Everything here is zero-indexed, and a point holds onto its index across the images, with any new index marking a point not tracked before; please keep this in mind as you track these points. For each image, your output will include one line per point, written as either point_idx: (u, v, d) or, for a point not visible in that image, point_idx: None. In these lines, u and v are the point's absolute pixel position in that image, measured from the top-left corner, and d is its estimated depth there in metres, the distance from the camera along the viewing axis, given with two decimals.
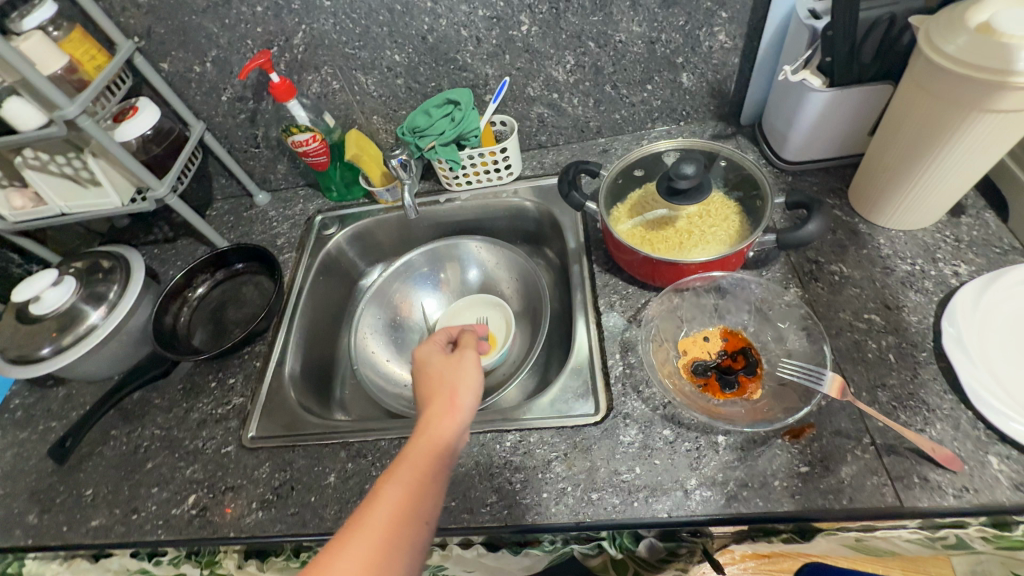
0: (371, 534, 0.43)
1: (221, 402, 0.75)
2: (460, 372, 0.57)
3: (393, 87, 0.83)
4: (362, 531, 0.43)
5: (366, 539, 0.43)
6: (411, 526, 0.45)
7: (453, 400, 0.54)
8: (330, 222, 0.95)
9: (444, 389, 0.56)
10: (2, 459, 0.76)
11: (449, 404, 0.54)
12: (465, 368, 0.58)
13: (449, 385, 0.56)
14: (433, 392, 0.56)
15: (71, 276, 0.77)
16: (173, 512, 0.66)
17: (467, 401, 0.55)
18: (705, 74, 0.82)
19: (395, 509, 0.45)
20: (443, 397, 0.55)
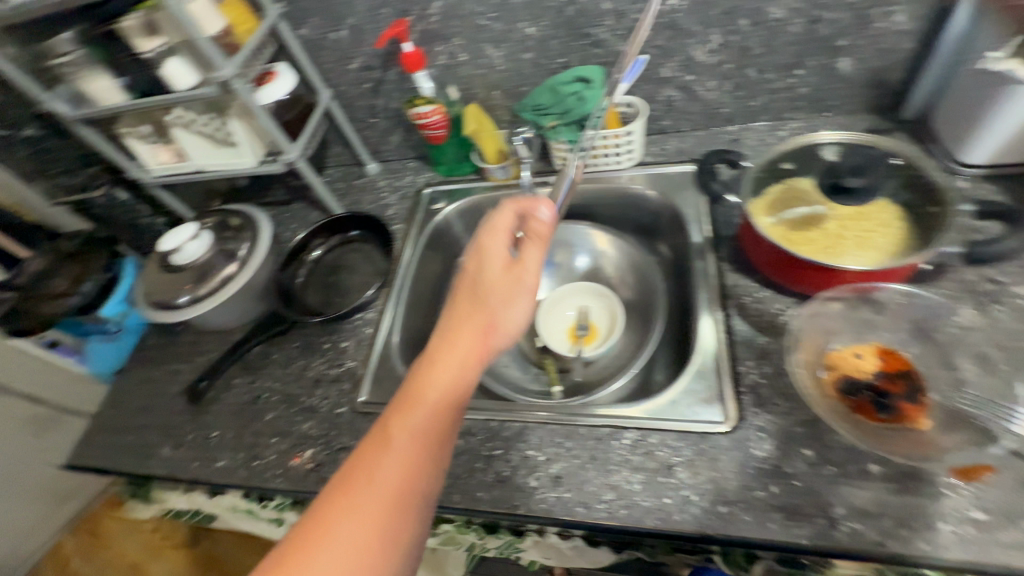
0: (395, 462, 0.45)
1: (335, 364, 0.78)
2: (507, 305, 0.55)
3: (520, 62, 0.81)
4: (386, 460, 0.45)
5: (389, 470, 0.45)
6: (431, 461, 0.47)
7: (485, 340, 0.53)
8: (438, 197, 0.95)
9: (478, 321, 0.54)
10: (140, 393, 0.83)
11: (481, 340, 0.53)
12: (507, 302, 0.55)
13: (487, 319, 0.54)
14: (467, 322, 0.54)
15: (208, 232, 0.82)
16: (291, 463, 0.69)
17: (502, 338, 0.54)
18: (869, 60, 0.73)
19: (413, 450, 0.46)
20: (476, 332, 0.53)
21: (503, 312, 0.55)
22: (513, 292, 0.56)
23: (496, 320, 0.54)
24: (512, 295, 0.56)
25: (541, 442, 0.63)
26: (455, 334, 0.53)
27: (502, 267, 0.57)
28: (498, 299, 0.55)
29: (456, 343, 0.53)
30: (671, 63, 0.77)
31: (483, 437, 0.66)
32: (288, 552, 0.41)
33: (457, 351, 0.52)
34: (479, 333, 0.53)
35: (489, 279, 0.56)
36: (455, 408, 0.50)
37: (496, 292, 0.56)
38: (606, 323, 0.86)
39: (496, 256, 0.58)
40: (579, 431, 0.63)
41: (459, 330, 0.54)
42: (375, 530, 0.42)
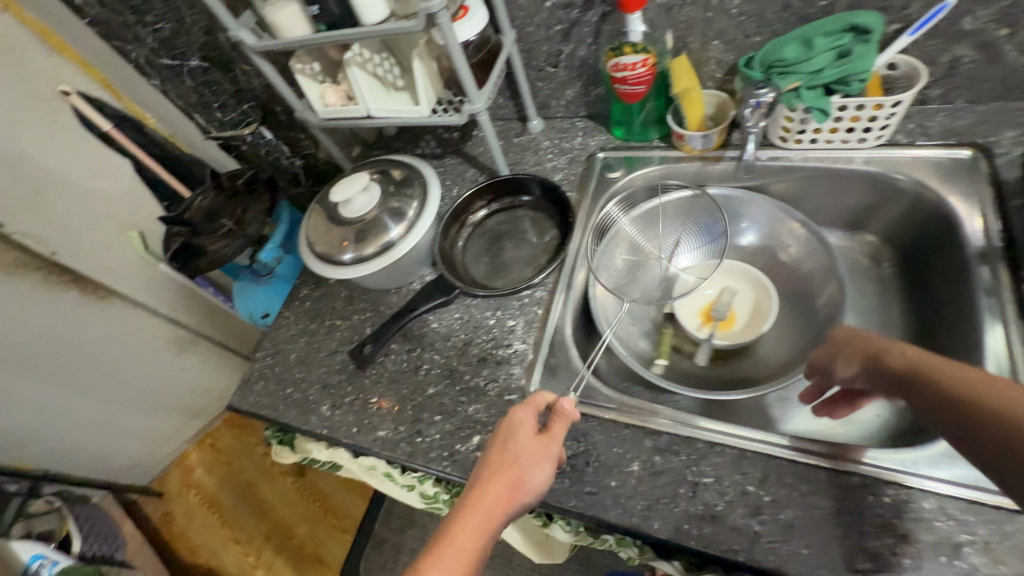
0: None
1: (501, 343, 0.71)
2: (536, 465, 0.52)
3: (764, 3, 0.64)
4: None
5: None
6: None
7: (512, 498, 0.50)
8: (615, 163, 0.83)
9: (504, 478, 0.51)
10: (297, 344, 0.82)
11: (508, 499, 0.50)
12: (535, 466, 0.52)
13: (514, 474, 0.51)
14: (496, 474, 0.51)
15: (376, 185, 0.76)
16: (458, 448, 0.64)
17: (526, 498, 0.51)
18: None
19: None
20: (502, 487, 0.51)
21: (529, 473, 0.52)
22: (543, 456, 0.53)
23: (522, 476, 0.52)
24: (541, 457, 0.53)
25: (765, 479, 0.52)
26: (482, 486, 0.51)
27: (535, 440, 0.54)
28: (527, 458, 0.53)
29: (484, 493, 0.50)
30: (984, 11, 0.58)
31: (686, 459, 0.56)
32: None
33: (482, 506, 0.50)
34: (506, 489, 0.51)
35: (519, 442, 0.53)
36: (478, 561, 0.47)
37: (526, 451, 0.53)
38: (749, 314, 0.77)
39: (527, 424, 0.55)
40: (816, 474, 0.51)
41: (488, 480, 0.51)
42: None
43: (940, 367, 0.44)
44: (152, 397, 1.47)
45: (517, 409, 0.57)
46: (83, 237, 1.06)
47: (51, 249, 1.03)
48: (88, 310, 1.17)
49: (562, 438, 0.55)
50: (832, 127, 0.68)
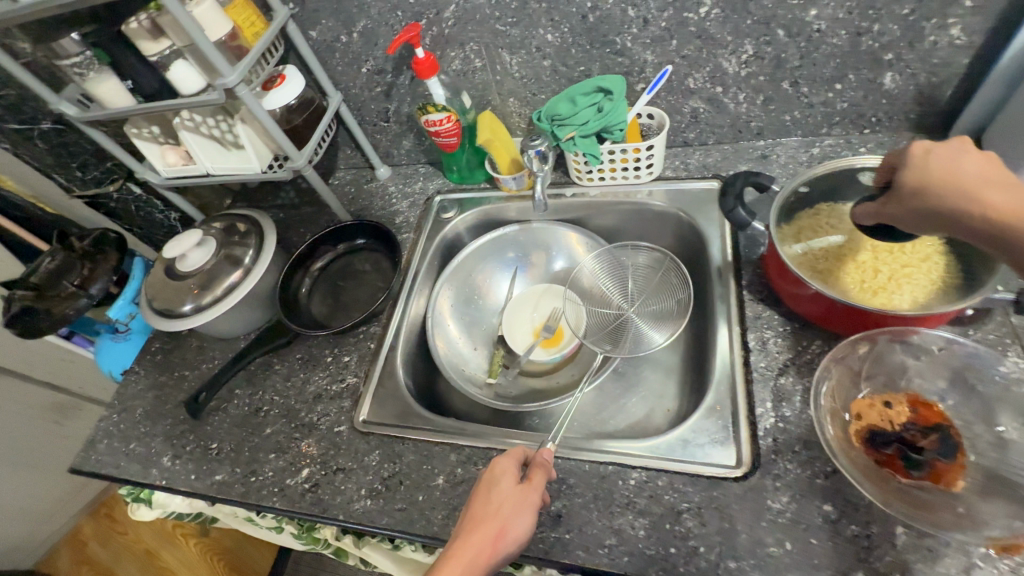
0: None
1: (336, 379, 0.76)
2: (516, 514, 0.50)
3: (537, 69, 0.76)
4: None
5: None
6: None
7: (492, 552, 0.48)
8: (449, 206, 0.92)
9: (485, 530, 0.49)
10: (145, 399, 0.83)
11: (488, 552, 0.48)
12: (517, 517, 0.50)
13: (496, 525, 0.49)
14: (475, 526, 0.49)
15: (212, 238, 0.80)
16: (288, 482, 0.68)
17: (507, 552, 0.48)
18: (917, 75, 0.67)
19: None
20: (483, 540, 0.48)
21: (511, 525, 0.49)
22: (523, 505, 0.51)
23: (505, 527, 0.49)
24: (523, 507, 0.51)
25: None
26: (462, 538, 0.48)
27: (518, 489, 0.52)
28: (510, 507, 0.51)
29: (463, 547, 0.48)
30: (698, 74, 0.72)
31: (483, 467, 0.63)
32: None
33: (462, 558, 0.47)
34: (488, 541, 0.48)
35: (503, 492, 0.52)
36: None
37: (509, 500, 0.51)
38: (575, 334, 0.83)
39: (509, 473, 0.54)
40: (582, 467, 0.60)
41: (469, 533, 0.49)
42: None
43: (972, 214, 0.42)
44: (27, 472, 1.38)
45: (500, 457, 0.56)
46: None
47: None
48: None
49: (544, 485, 0.54)
50: (612, 167, 0.81)
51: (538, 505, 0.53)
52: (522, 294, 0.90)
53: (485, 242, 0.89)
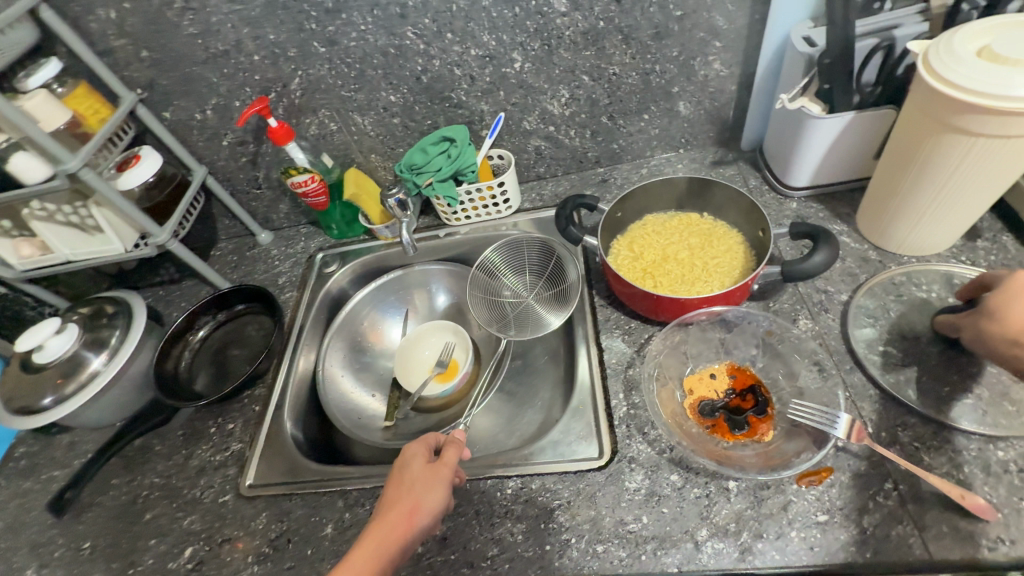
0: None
1: (220, 448, 0.75)
2: (428, 488, 0.54)
3: (390, 126, 0.84)
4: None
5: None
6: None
7: (408, 524, 0.51)
8: (331, 260, 0.95)
9: (401, 505, 0.53)
10: (5, 510, 0.76)
11: (402, 526, 0.51)
12: (428, 492, 0.54)
13: (410, 500, 0.53)
14: (391, 504, 0.53)
15: (74, 323, 0.78)
16: (169, 566, 0.65)
17: (423, 522, 0.52)
18: (702, 102, 0.81)
19: None
20: (398, 516, 0.52)
21: (423, 499, 0.53)
22: (435, 479, 0.55)
23: (419, 501, 0.53)
24: (434, 481, 0.55)
25: None
26: (378, 518, 0.52)
27: (428, 467, 0.57)
28: (421, 483, 0.55)
29: (379, 523, 0.51)
30: (530, 117, 0.83)
31: (370, 506, 0.64)
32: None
33: (377, 535, 0.50)
34: (402, 516, 0.52)
35: (414, 471, 0.56)
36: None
37: (421, 477, 0.56)
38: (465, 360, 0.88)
39: (419, 455, 0.58)
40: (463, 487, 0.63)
41: (384, 513, 0.52)
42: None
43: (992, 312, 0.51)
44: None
45: (412, 445, 0.60)
46: None
47: None
48: None
49: (456, 462, 0.58)
50: (473, 205, 0.88)
51: (450, 479, 0.57)
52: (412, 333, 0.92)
53: (365, 293, 0.92)
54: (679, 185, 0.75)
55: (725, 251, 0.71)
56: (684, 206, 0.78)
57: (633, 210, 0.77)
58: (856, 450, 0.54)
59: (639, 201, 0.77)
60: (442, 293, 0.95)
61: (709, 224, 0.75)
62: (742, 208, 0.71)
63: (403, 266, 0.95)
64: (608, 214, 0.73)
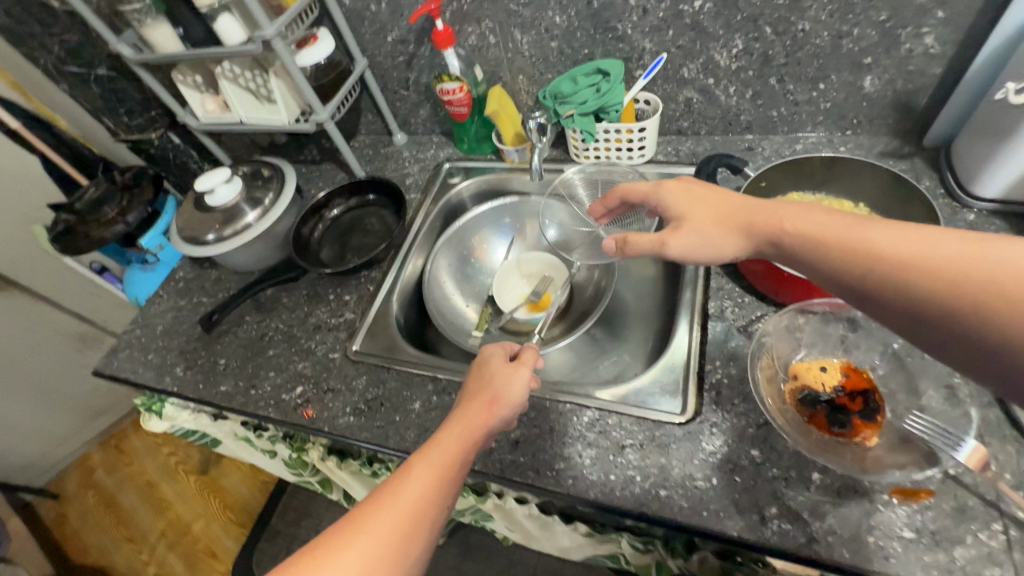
0: (403, 509, 0.47)
1: (335, 314, 0.85)
2: (508, 382, 0.59)
3: (545, 49, 0.83)
4: (389, 511, 0.47)
5: (393, 515, 0.47)
6: (439, 504, 0.49)
7: (490, 412, 0.57)
8: (456, 172, 1.00)
9: (483, 397, 0.58)
10: (165, 318, 0.93)
11: (486, 412, 0.56)
12: (510, 386, 0.59)
13: (491, 392, 0.58)
14: (474, 396, 0.58)
15: (238, 178, 0.90)
16: (282, 396, 0.76)
17: (505, 410, 0.57)
18: (895, 80, 0.72)
19: (416, 499, 0.48)
20: (481, 405, 0.57)
21: (506, 392, 0.58)
22: (514, 376, 0.60)
23: (499, 393, 0.58)
24: (514, 377, 0.60)
25: None
26: (464, 406, 0.57)
27: (507, 366, 0.61)
28: (501, 379, 0.60)
29: (463, 410, 0.57)
30: (692, 65, 0.78)
31: (455, 396, 0.70)
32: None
33: (463, 419, 0.56)
34: (484, 406, 0.57)
35: (494, 369, 0.61)
36: (462, 462, 0.53)
37: (502, 374, 0.60)
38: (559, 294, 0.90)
39: (498, 356, 0.63)
40: (542, 404, 0.67)
41: (468, 402, 0.58)
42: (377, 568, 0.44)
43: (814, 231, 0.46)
44: (19, 363, 1.58)
45: (490, 347, 0.65)
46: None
47: None
48: None
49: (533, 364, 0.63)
50: (606, 146, 0.87)
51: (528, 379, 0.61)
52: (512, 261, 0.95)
53: (483, 210, 0.96)
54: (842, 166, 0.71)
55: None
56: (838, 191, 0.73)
57: (780, 183, 0.74)
58: (968, 482, 0.50)
59: (789, 176, 0.73)
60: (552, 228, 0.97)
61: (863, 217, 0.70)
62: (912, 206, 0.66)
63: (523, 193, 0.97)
64: (753, 179, 0.71)
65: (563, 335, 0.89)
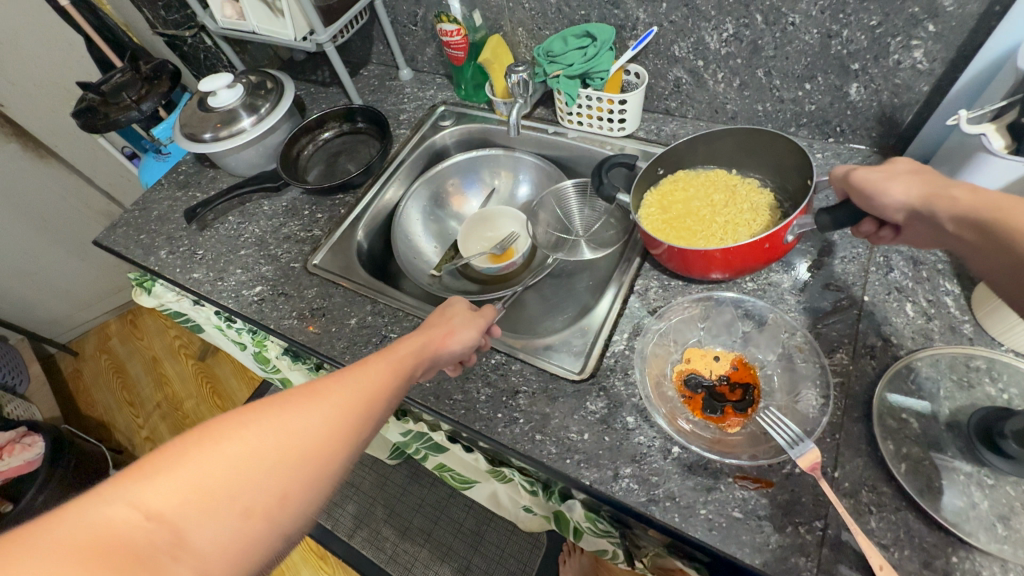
0: (347, 394, 0.42)
1: (306, 229, 0.91)
2: (466, 321, 0.56)
3: (545, 4, 0.84)
4: (332, 394, 0.42)
5: (347, 396, 0.43)
6: (387, 400, 0.45)
7: (441, 342, 0.53)
8: (448, 116, 1.02)
9: (439, 329, 0.54)
10: (161, 205, 1.01)
11: (440, 342, 0.53)
12: (466, 326, 0.56)
13: (448, 326, 0.55)
14: (432, 325, 0.55)
15: (241, 86, 0.94)
16: (243, 292, 0.84)
17: (455, 345, 0.54)
18: (880, 92, 0.70)
19: (361, 393, 0.43)
20: (438, 333, 0.53)
21: (460, 329, 0.55)
22: (472, 319, 0.57)
23: (456, 330, 0.55)
24: (473, 321, 0.57)
25: None
26: (419, 329, 0.53)
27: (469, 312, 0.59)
28: (461, 319, 0.56)
29: (419, 333, 0.52)
30: (682, 43, 0.77)
31: (387, 320, 0.77)
32: (175, 458, 0.36)
33: (418, 339, 0.51)
34: (440, 336, 0.53)
35: (454, 309, 0.57)
36: (415, 374, 0.49)
37: (460, 316, 0.57)
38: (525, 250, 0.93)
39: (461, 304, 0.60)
40: None
41: (423, 329, 0.54)
42: (323, 442, 0.40)
43: (935, 187, 0.46)
44: (53, 228, 1.74)
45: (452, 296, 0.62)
46: (39, 100, 1.48)
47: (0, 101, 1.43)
48: (25, 161, 1.57)
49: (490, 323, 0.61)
50: (589, 114, 0.87)
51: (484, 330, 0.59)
52: (479, 213, 0.98)
53: (460, 157, 1.00)
54: (721, 138, 0.75)
55: (746, 205, 0.72)
56: (718, 162, 0.78)
57: (669, 166, 0.77)
58: (806, 481, 0.54)
59: (678, 159, 0.77)
60: (518, 181, 1.01)
61: (736, 180, 0.75)
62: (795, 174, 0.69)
63: (493, 146, 1.02)
64: (645, 169, 0.74)
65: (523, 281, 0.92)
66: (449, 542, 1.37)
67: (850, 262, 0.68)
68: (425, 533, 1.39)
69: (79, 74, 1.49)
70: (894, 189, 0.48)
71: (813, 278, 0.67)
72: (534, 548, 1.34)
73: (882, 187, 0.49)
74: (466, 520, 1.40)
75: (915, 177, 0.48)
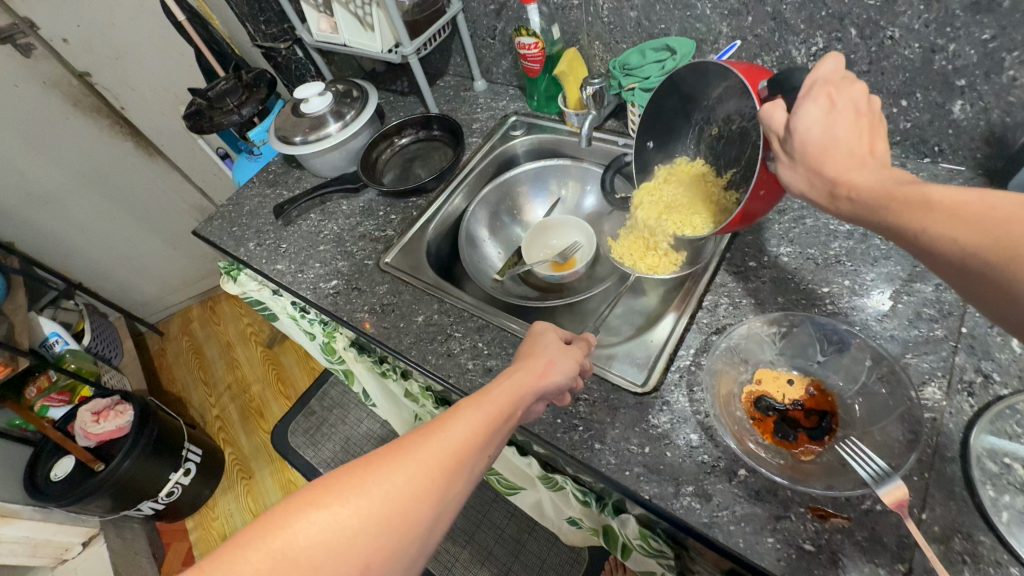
0: (435, 454, 0.43)
1: (380, 228, 0.96)
2: (558, 356, 0.56)
3: (624, 18, 0.85)
4: (418, 453, 0.43)
5: (436, 451, 0.44)
6: (479, 453, 0.45)
7: (536, 379, 0.53)
8: (519, 126, 1.05)
9: (535, 364, 0.55)
10: (252, 201, 1.10)
11: (534, 378, 0.53)
12: (559, 362, 0.56)
13: (543, 361, 0.55)
14: (524, 360, 0.55)
15: (331, 94, 1.02)
16: (320, 285, 0.90)
17: (549, 384, 0.54)
18: (989, 111, 0.65)
19: (449, 449, 0.44)
20: (531, 371, 0.53)
21: (555, 365, 0.55)
22: (562, 354, 0.57)
23: (551, 365, 0.55)
24: (565, 353, 0.57)
25: (490, 341, 0.75)
26: (513, 366, 0.54)
27: (560, 345, 0.59)
28: (555, 355, 0.57)
29: (512, 370, 0.53)
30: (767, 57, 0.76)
31: (452, 319, 0.79)
32: (274, 524, 0.39)
33: (512, 377, 0.52)
34: (534, 373, 0.53)
35: (546, 343, 0.58)
36: (510, 417, 0.49)
37: (553, 349, 0.57)
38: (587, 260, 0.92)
39: (552, 336, 0.60)
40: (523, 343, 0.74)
41: (516, 365, 0.54)
42: (406, 504, 0.41)
43: (841, 168, 0.41)
44: (154, 219, 1.93)
45: (542, 325, 0.63)
46: (152, 104, 1.65)
47: (122, 104, 1.61)
48: (136, 158, 1.76)
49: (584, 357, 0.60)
50: None
51: (578, 365, 0.58)
52: (541, 223, 0.99)
53: (530, 166, 1.02)
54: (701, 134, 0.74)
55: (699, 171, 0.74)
56: None
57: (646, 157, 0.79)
58: (889, 520, 0.50)
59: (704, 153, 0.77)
60: (585, 192, 1.02)
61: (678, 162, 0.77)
62: (751, 103, 0.64)
63: (562, 156, 1.03)
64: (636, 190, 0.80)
65: (583, 291, 0.93)
66: (490, 547, 1.38)
67: (946, 289, 0.63)
68: (467, 535, 1.41)
69: (187, 81, 1.65)
70: (800, 178, 0.45)
71: (902, 306, 0.63)
72: (575, 563, 1.31)
73: (794, 169, 0.45)
74: (508, 527, 1.40)
75: (817, 156, 0.43)
